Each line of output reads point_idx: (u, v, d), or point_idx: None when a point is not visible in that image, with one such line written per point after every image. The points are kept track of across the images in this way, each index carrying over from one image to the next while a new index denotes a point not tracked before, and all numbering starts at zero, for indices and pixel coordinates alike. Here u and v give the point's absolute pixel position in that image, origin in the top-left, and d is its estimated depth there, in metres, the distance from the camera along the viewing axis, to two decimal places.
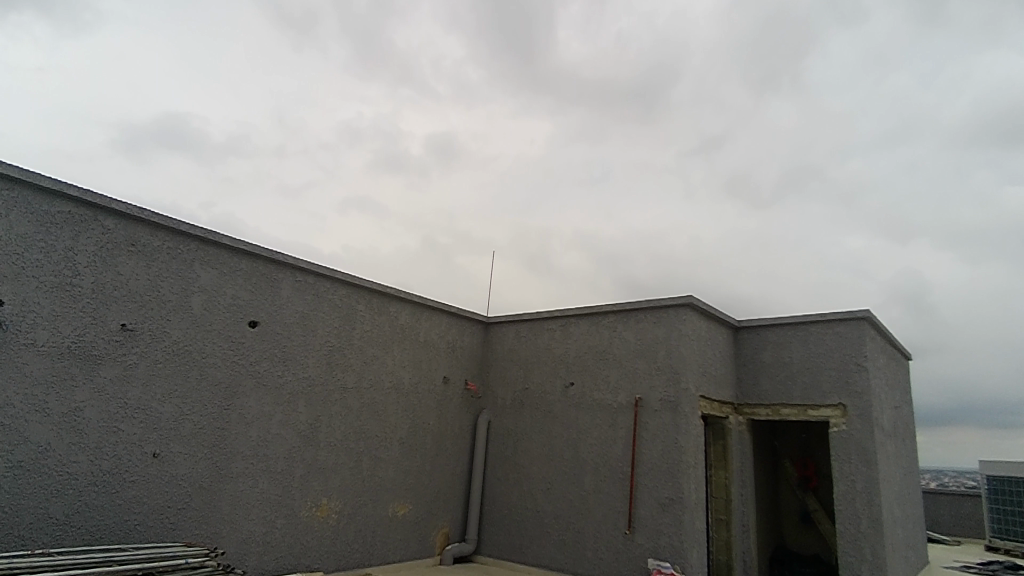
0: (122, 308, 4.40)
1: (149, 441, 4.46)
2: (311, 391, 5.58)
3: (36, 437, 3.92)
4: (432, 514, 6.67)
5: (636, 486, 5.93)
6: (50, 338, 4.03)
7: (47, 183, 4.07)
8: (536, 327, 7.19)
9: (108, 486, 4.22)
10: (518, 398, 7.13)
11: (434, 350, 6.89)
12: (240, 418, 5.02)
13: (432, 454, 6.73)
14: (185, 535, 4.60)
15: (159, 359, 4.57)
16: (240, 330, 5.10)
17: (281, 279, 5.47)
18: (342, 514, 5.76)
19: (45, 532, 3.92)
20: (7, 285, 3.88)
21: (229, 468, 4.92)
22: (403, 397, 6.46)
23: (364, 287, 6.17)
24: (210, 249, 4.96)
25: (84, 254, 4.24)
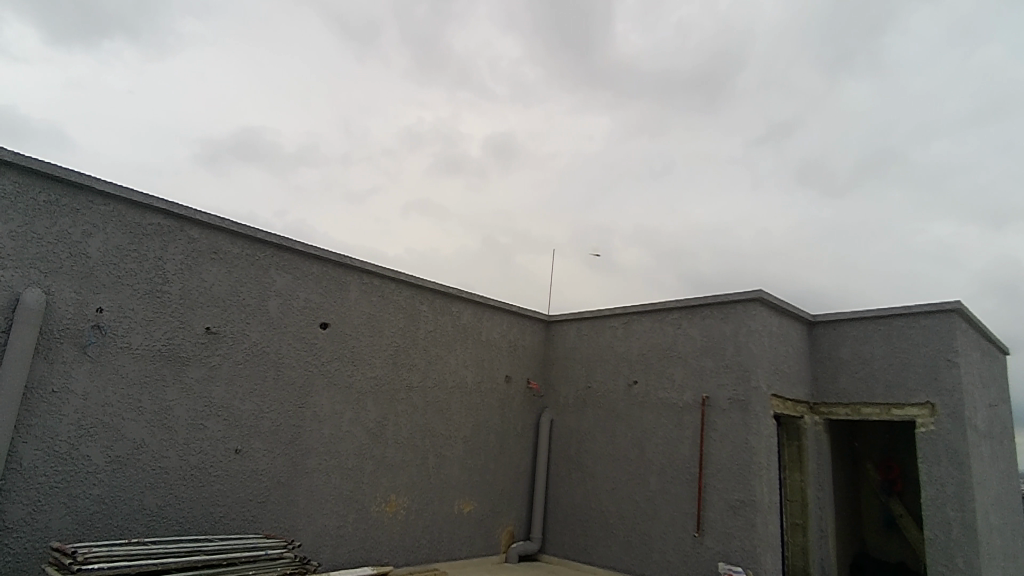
0: (206, 312, 4.67)
1: (231, 437, 4.71)
2: (378, 390, 5.74)
3: (132, 434, 4.22)
4: (497, 513, 6.72)
5: (705, 488, 5.77)
6: (143, 341, 4.33)
7: (138, 197, 4.36)
8: (598, 325, 7.12)
9: (195, 480, 4.49)
10: (581, 397, 7.08)
11: (495, 349, 6.94)
12: (313, 416, 5.23)
13: (496, 453, 6.78)
14: (265, 528, 4.84)
15: (240, 360, 4.82)
16: (312, 332, 5.31)
17: (349, 282, 5.65)
18: (410, 510, 5.90)
19: (141, 522, 4.22)
20: (106, 293, 4.19)
21: (304, 465, 5.13)
22: (466, 396, 6.54)
23: (427, 289, 6.29)
24: (284, 255, 5.19)
25: (172, 263, 4.53)
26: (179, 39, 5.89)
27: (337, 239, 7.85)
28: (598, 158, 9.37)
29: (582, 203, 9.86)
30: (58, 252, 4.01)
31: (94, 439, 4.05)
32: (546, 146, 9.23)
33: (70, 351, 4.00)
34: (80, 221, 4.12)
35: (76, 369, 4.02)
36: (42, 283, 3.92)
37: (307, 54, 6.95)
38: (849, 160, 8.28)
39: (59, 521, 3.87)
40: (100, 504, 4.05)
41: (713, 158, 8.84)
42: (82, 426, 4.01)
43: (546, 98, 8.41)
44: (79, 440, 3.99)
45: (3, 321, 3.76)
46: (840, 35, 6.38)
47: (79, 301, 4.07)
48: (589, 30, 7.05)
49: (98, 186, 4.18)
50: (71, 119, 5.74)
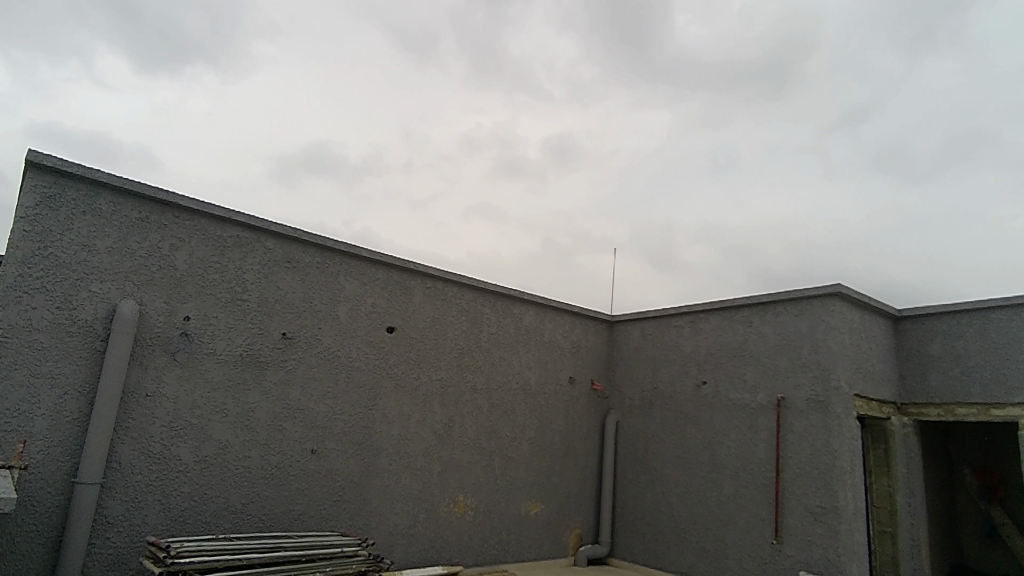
0: (282, 319, 4.88)
1: (307, 438, 4.90)
2: (444, 392, 5.83)
3: (218, 435, 4.46)
4: (564, 515, 6.67)
5: (782, 494, 5.52)
6: (226, 347, 4.58)
7: (218, 211, 4.62)
8: (663, 324, 6.94)
9: (275, 479, 4.70)
10: (647, 399, 6.93)
11: (558, 351, 6.90)
12: (382, 417, 5.37)
13: (562, 455, 6.74)
14: (340, 526, 5.01)
15: (314, 364, 5.01)
16: (379, 336, 5.45)
17: (414, 286, 5.76)
18: (478, 512, 5.95)
19: (226, 519, 4.45)
20: (192, 302, 4.46)
21: (375, 465, 5.27)
22: (530, 398, 6.54)
23: (489, 291, 6.33)
24: (352, 262, 5.36)
25: (250, 273, 4.76)
26: (252, 61, 6.44)
27: (402, 246, 8.03)
28: (658, 154, 9.14)
29: (643, 200, 9.63)
30: (149, 266, 4.31)
31: (184, 440, 4.32)
32: (605, 145, 9.09)
33: (161, 357, 4.29)
34: (167, 235, 4.41)
35: (167, 374, 4.30)
36: (136, 295, 4.23)
37: (368, 65, 7.10)
38: (934, 145, 7.72)
39: (154, 516, 4.15)
40: (190, 501, 4.30)
41: (781, 149, 8.49)
42: (173, 427, 4.29)
43: (603, 95, 8.28)
44: (170, 441, 4.27)
45: (103, 330, 4.09)
46: (921, 9, 6.00)
47: (168, 310, 4.36)
48: (647, 24, 6.96)
49: (183, 203, 4.45)
50: (163, 145, 6.30)
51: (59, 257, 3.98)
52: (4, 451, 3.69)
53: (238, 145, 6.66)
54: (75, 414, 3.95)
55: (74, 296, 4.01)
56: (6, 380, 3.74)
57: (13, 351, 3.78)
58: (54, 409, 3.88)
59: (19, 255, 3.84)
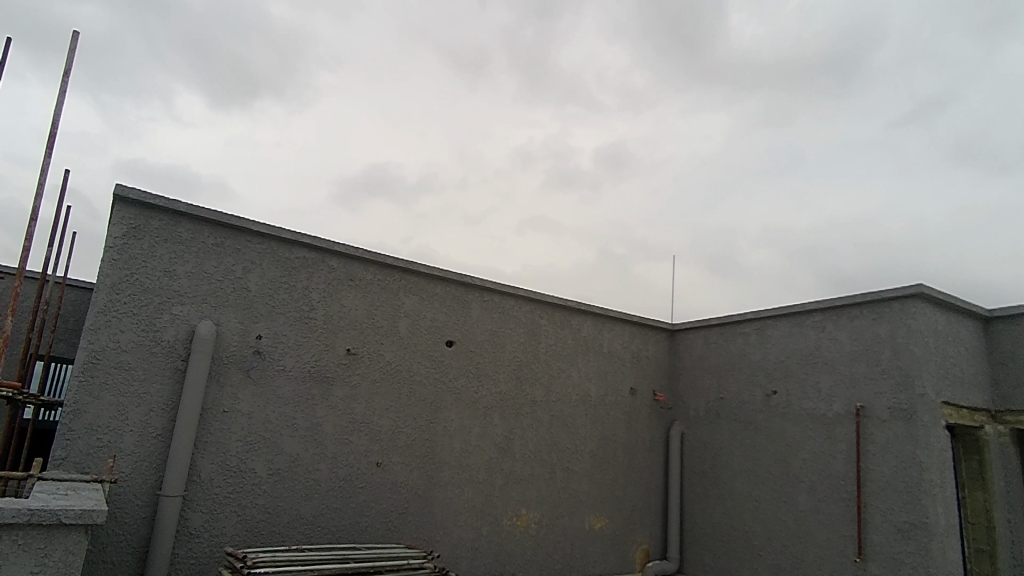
0: (346, 335, 5.03)
1: (372, 452, 5.01)
2: (503, 404, 5.83)
3: (289, 448, 4.62)
4: (630, 529, 6.52)
5: (865, 509, 5.20)
6: (296, 364, 4.76)
7: (286, 233, 4.82)
8: (728, 332, 6.71)
9: (343, 491, 4.82)
10: (712, 409, 6.70)
11: (618, 361, 6.79)
12: (444, 430, 5.42)
13: (625, 468, 6.60)
14: (406, 538, 5.08)
15: (377, 379, 5.13)
16: (439, 350, 5.53)
17: (471, 300, 5.82)
18: (541, 525, 5.89)
19: (298, 530, 4.58)
20: (264, 322, 4.67)
21: (438, 478, 5.32)
22: (591, 410, 6.46)
23: (547, 303, 6.32)
24: (412, 278, 5.48)
25: (316, 291, 4.94)
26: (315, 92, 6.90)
27: None
28: (716, 158, 8.92)
29: (699, 208, 9.70)
30: (224, 288, 4.55)
31: (258, 453, 4.50)
32: (658, 152, 9.14)
33: (235, 375, 4.50)
34: (240, 259, 4.64)
35: (241, 391, 4.51)
36: (213, 316, 4.47)
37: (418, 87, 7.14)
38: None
39: (232, 528, 4.33)
40: (264, 513, 4.47)
41: (850, 144, 7.90)
42: (248, 442, 4.48)
43: (656, 102, 8.31)
44: (245, 455, 4.46)
45: (183, 350, 4.33)
46: None
47: (241, 329, 4.57)
48: None
49: (253, 227, 4.68)
50: (237, 175, 6.69)
51: (144, 283, 4.26)
52: (97, 465, 3.96)
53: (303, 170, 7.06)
54: (159, 430, 4.19)
55: (157, 319, 4.27)
56: (99, 399, 4.02)
57: (104, 372, 4.06)
58: (141, 426, 4.13)
59: (109, 282, 4.14)
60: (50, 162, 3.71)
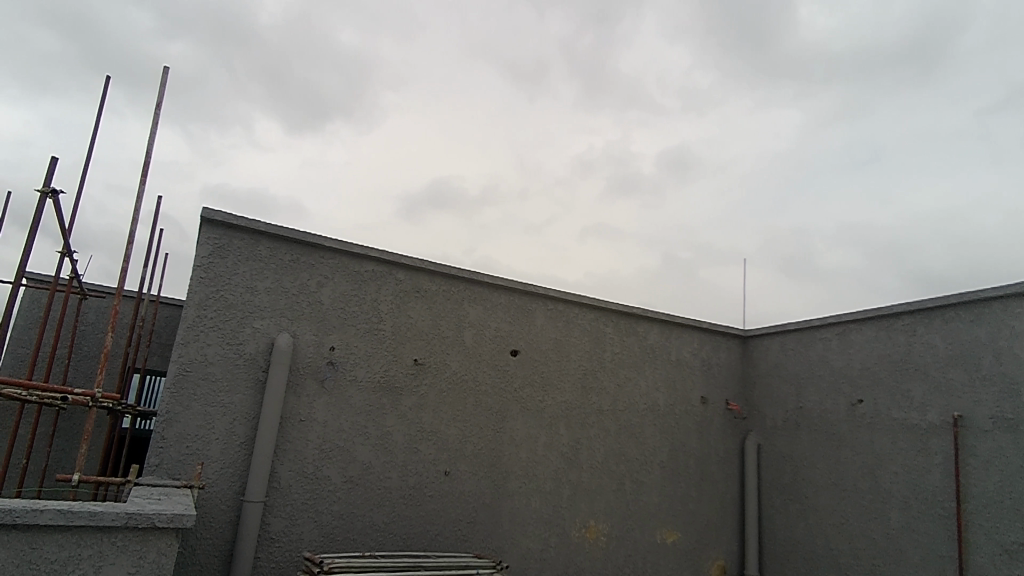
0: (413, 345, 5.14)
1: (441, 460, 5.08)
2: (569, 414, 5.78)
3: (361, 457, 4.76)
4: (704, 545, 6.28)
5: (966, 527, 4.78)
6: (366, 374, 4.91)
7: (356, 248, 5.00)
8: (806, 338, 6.37)
9: (413, 499, 4.91)
10: (791, 419, 6.37)
11: (688, 369, 6.59)
12: (511, 440, 5.43)
13: (697, 481, 6.37)
14: (475, 547, 5.11)
15: (444, 388, 5.21)
16: (504, 358, 5.55)
17: (535, 309, 5.82)
18: (611, 537, 5.77)
19: (372, 537, 4.70)
20: (336, 334, 4.85)
21: (505, 488, 5.32)
22: (660, 419, 6.29)
23: (612, 310, 6.23)
24: (476, 288, 5.54)
25: (384, 302, 5.09)
26: None
27: (521, 270, 8.21)
28: (788, 156, 8.63)
29: (774, 209, 9.60)
30: (300, 302, 4.77)
31: (333, 461, 4.66)
32: (725, 154, 9.04)
33: (311, 385, 4.70)
34: (314, 273, 4.85)
35: (316, 400, 4.70)
36: (289, 329, 4.69)
37: (479, 100, 7.35)
38: None
39: (309, 533, 4.50)
40: (339, 520, 4.61)
41: (936, 138, 7.52)
42: (323, 450, 4.65)
43: (722, 101, 8.29)
44: (321, 462, 4.63)
45: (263, 362, 4.56)
46: None
47: (316, 341, 4.77)
48: (767, 22, 6.57)
49: (326, 243, 4.88)
50: None
51: (227, 298, 4.53)
52: (187, 471, 4.22)
53: (381, 185, 7.68)
54: (242, 439, 4.41)
55: (240, 332, 4.53)
56: (188, 408, 4.29)
57: (194, 383, 4.33)
58: (226, 434, 4.37)
59: (196, 299, 4.43)
60: (145, 189, 4.03)
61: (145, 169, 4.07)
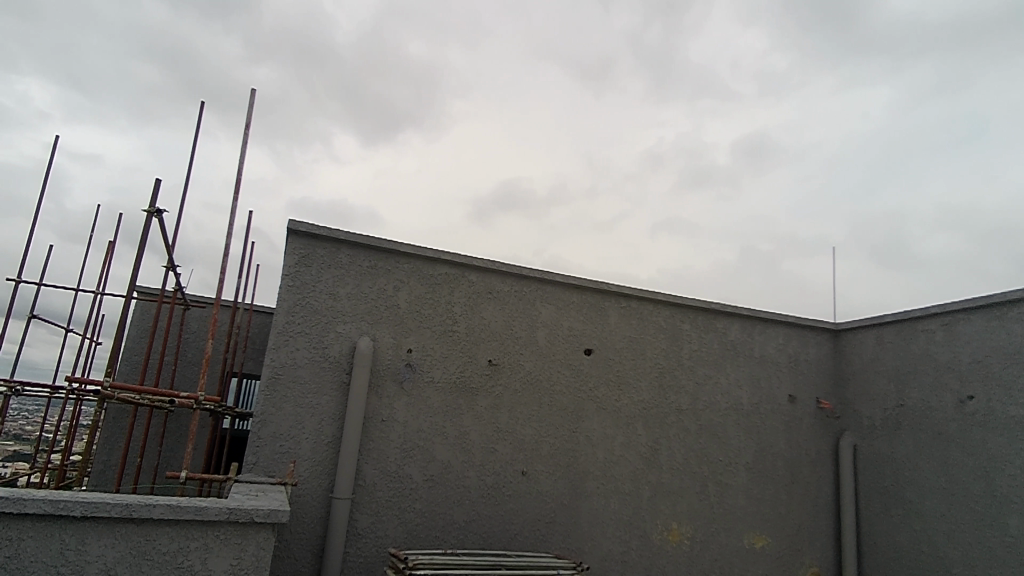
0: (488, 347, 5.20)
1: (518, 460, 5.10)
2: (647, 414, 5.64)
3: (441, 456, 4.87)
4: (797, 550, 5.94)
5: None
6: (442, 375, 5.02)
7: (429, 252, 5.12)
8: (906, 330, 5.89)
9: (492, 499, 4.96)
10: (890, 417, 5.91)
11: (773, 366, 6.27)
12: (587, 440, 5.37)
13: (787, 483, 6.04)
14: (555, 547, 5.09)
15: (519, 389, 5.23)
16: (578, 358, 5.51)
17: (608, 307, 5.73)
18: (695, 540, 5.59)
19: (453, 534, 4.79)
20: (413, 336, 5.00)
21: (583, 488, 5.27)
22: (744, 419, 6.02)
23: (688, 306, 6.03)
24: (548, 287, 5.53)
25: (459, 305, 5.18)
26: None
27: None
28: None
29: None
30: (379, 307, 4.94)
31: (413, 460, 4.80)
32: None
33: (391, 386, 4.86)
34: (390, 278, 5.02)
35: (397, 401, 4.85)
36: (370, 333, 4.87)
37: None
38: None
39: (393, 530, 4.64)
40: (422, 517, 4.73)
41: None
42: (405, 449, 4.80)
43: None
44: (402, 461, 4.77)
45: (347, 365, 4.76)
46: None
47: (394, 344, 4.93)
48: None
49: (401, 248, 5.03)
50: None
51: (312, 304, 4.76)
52: (281, 469, 4.47)
53: None
54: (330, 438, 4.62)
55: (325, 337, 4.75)
56: (281, 409, 4.55)
57: (284, 386, 4.59)
58: (315, 433, 4.60)
59: (285, 305, 4.69)
60: (239, 204, 4.32)
61: (238, 185, 4.36)
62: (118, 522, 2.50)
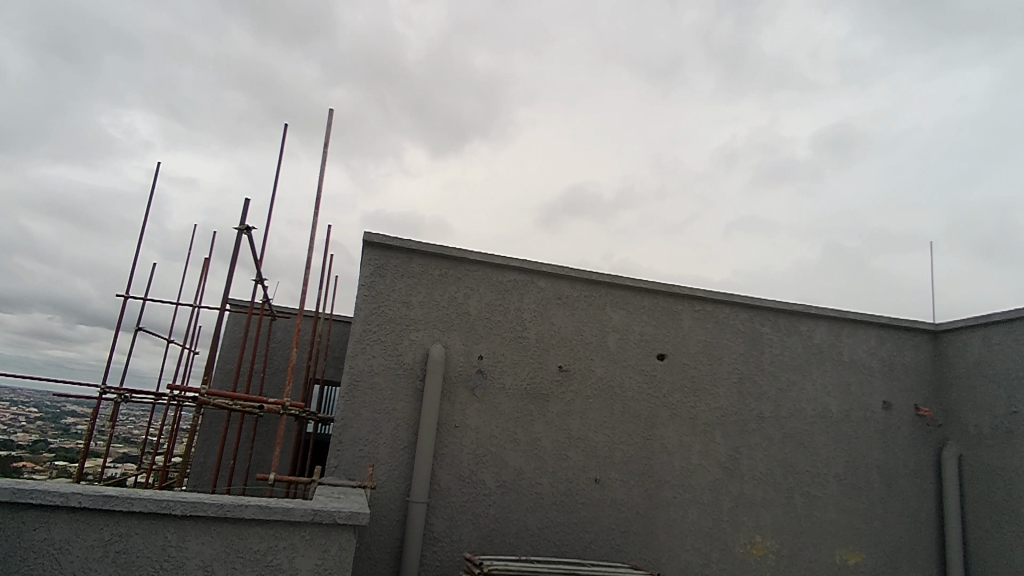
0: (558, 352, 5.18)
1: (591, 468, 5.03)
2: (726, 422, 5.42)
3: (513, 462, 4.89)
4: (896, 570, 5.50)
5: None
6: (514, 381, 5.04)
7: (498, 259, 5.17)
8: (1016, 330, 5.33)
9: (565, 506, 4.92)
10: (1001, 426, 5.37)
11: (864, 371, 5.86)
12: (662, 448, 5.22)
13: (883, 497, 5.61)
14: (631, 558, 4.97)
15: (590, 395, 5.17)
16: (651, 363, 5.37)
17: (682, 311, 5.57)
18: (781, 555, 5.29)
19: (527, 541, 4.78)
20: (484, 343, 5.06)
21: (659, 497, 5.12)
22: (833, 427, 5.66)
23: (768, 308, 5.75)
24: (618, 291, 5.44)
25: (528, 311, 5.20)
26: None
27: None
28: None
29: None
30: (450, 314, 5.04)
31: (487, 466, 4.84)
32: None
33: (463, 392, 4.93)
34: (461, 286, 5.11)
35: (469, 407, 4.92)
36: (442, 340, 4.97)
37: None
38: None
39: (468, 534, 4.69)
40: (495, 523, 4.76)
41: None
42: (477, 455, 4.85)
43: None
44: (476, 467, 4.83)
45: (421, 371, 4.88)
46: None
47: (465, 351, 5.01)
48: None
49: (470, 256, 5.11)
50: None
51: (387, 313, 4.92)
52: (360, 472, 4.63)
53: None
54: (405, 443, 4.75)
55: (399, 344, 4.89)
56: (359, 414, 4.72)
57: (363, 392, 4.76)
58: (391, 438, 4.73)
59: (362, 314, 4.87)
60: (317, 220, 4.55)
61: (316, 202, 4.59)
62: (213, 522, 2.67)
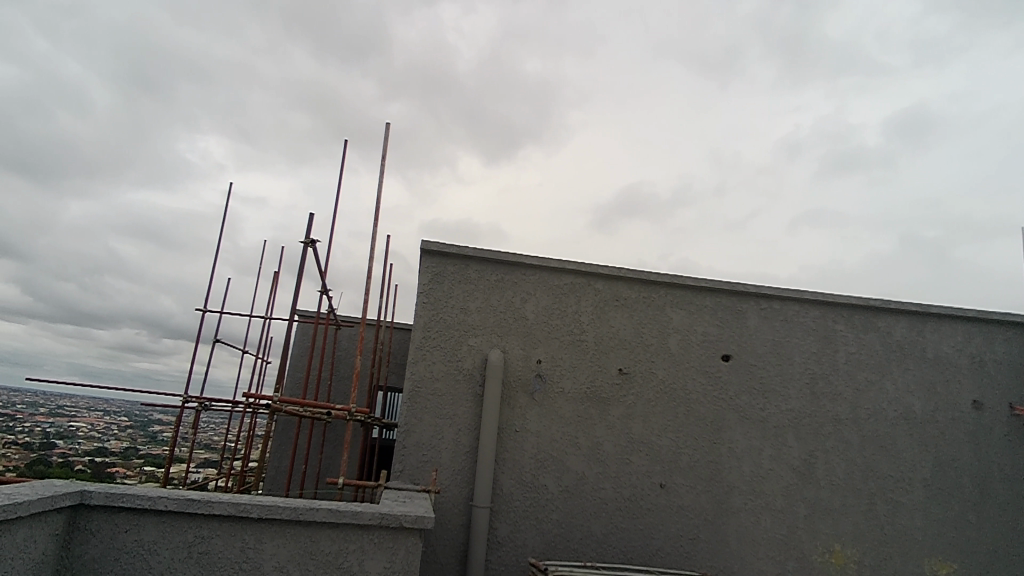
0: (617, 355, 5.10)
1: (655, 472, 4.92)
2: (799, 424, 5.17)
3: (575, 467, 4.84)
4: None
5: None
6: (573, 385, 5.01)
7: (554, 263, 5.15)
8: None
9: (629, 512, 4.82)
10: None
11: (951, 368, 5.46)
12: (730, 452, 5.03)
13: (977, 503, 5.20)
14: (700, 566, 4.81)
15: (652, 398, 5.05)
16: (715, 365, 5.20)
17: (747, 310, 5.37)
18: (864, 565, 4.98)
19: (591, 547, 4.71)
20: (542, 347, 5.04)
21: (728, 503, 4.94)
22: (918, 429, 5.29)
23: (841, 304, 5.46)
24: (678, 291, 5.31)
25: (586, 314, 5.15)
26: None
27: None
28: None
29: None
30: (508, 319, 5.06)
31: (548, 471, 4.82)
32: None
33: (522, 397, 4.93)
34: (517, 291, 5.12)
35: (529, 411, 4.91)
36: (500, 345, 5.00)
37: None
38: None
39: (532, 540, 4.68)
40: (559, 528, 4.72)
41: None
42: (539, 460, 4.84)
43: None
44: (537, 471, 4.81)
45: (480, 376, 4.92)
46: None
47: (524, 355, 5.01)
48: None
49: (526, 260, 5.12)
50: None
51: (446, 319, 5.00)
52: (424, 477, 4.70)
53: None
54: (467, 448, 4.79)
55: (458, 350, 4.95)
56: (421, 420, 4.80)
57: (425, 397, 4.84)
58: (453, 443, 4.79)
59: (421, 322, 4.96)
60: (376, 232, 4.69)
61: (375, 214, 4.73)
62: (287, 524, 2.78)
